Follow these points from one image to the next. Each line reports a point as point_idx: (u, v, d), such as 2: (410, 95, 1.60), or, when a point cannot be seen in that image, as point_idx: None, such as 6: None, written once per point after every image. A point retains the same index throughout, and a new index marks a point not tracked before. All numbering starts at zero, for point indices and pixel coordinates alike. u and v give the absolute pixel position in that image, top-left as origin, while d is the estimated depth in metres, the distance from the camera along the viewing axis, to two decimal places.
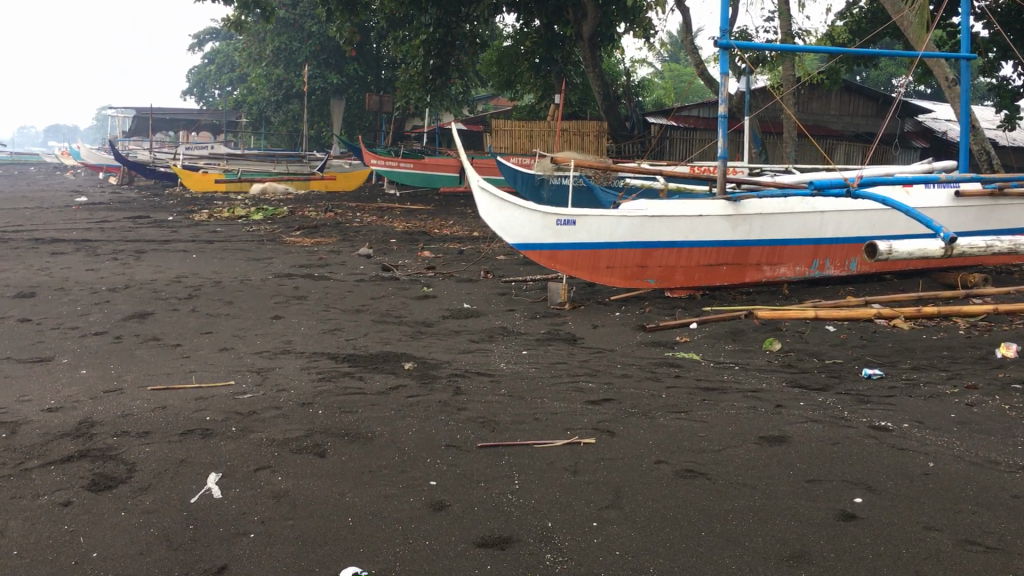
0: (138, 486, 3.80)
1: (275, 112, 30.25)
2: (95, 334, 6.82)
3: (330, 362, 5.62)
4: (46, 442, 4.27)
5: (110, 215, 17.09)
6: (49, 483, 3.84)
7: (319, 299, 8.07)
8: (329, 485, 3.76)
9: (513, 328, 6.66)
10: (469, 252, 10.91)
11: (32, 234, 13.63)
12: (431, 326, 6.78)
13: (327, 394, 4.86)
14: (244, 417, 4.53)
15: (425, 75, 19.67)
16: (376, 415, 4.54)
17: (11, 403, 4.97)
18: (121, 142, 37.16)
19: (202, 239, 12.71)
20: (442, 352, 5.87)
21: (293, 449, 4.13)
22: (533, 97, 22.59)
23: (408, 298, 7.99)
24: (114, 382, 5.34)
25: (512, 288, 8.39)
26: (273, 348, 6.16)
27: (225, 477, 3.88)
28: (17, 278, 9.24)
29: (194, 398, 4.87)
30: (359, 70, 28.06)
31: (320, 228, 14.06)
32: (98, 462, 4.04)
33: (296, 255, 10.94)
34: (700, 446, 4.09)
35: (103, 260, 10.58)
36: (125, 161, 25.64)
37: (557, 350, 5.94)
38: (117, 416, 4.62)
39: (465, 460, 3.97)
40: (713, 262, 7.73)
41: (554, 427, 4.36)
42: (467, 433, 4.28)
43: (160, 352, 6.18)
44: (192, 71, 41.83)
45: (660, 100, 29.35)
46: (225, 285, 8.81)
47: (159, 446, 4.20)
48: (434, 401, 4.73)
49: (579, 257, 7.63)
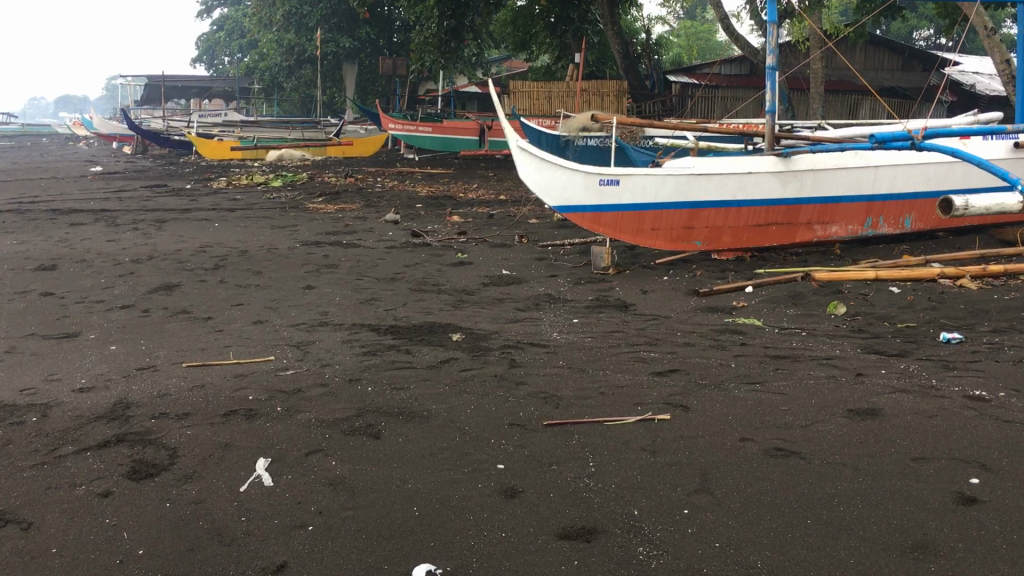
0: (182, 474, 3.52)
1: (287, 79, 29.77)
2: (122, 308, 6.54)
3: (373, 334, 5.32)
4: (81, 426, 4.00)
5: (126, 184, 16.81)
6: (88, 471, 3.57)
7: (351, 267, 7.76)
8: (390, 470, 3.48)
9: (560, 295, 6.34)
10: (500, 216, 10.57)
11: (49, 204, 13.39)
12: (473, 294, 6.46)
13: (375, 369, 4.56)
14: (289, 396, 4.24)
15: (440, 37, 19.23)
16: (429, 392, 4.24)
17: (40, 383, 4.70)
18: (133, 112, 36.79)
19: (223, 208, 12.42)
20: (488, 322, 5.56)
21: (345, 431, 3.84)
22: (549, 58, 22.11)
23: (444, 265, 7.67)
24: (147, 359, 5.06)
25: (551, 253, 8.06)
26: (310, 320, 5.86)
27: (274, 463, 3.59)
28: (37, 251, 8.97)
29: (233, 375, 4.59)
30: (371, 34, 27.48)
31: (342, 194, 13.73)
32: (137, 448, 3.76)
33: (321, 222, 10.64)
34: (786, 421, 3.75)
35: (124, 231, 10.32)
36: (139, 130, 25.36)
37: (609, 318, 5.62)
38: (154, 396, 4.34)
39: (532, 441, 3.68)
40: (762, 222, 7.33)
41: (623, 402, 4.05)
42: (531, 410, 3.99)
43: (191, 326, 5.89)
44: (201, 38, 41.30)
45: (678, 58, 28.77)
46: (252, 253, 8.51)
47: (201, 429, 3.92)
48: (489, 375, 4.43)
49: (623, 219, 7.29)
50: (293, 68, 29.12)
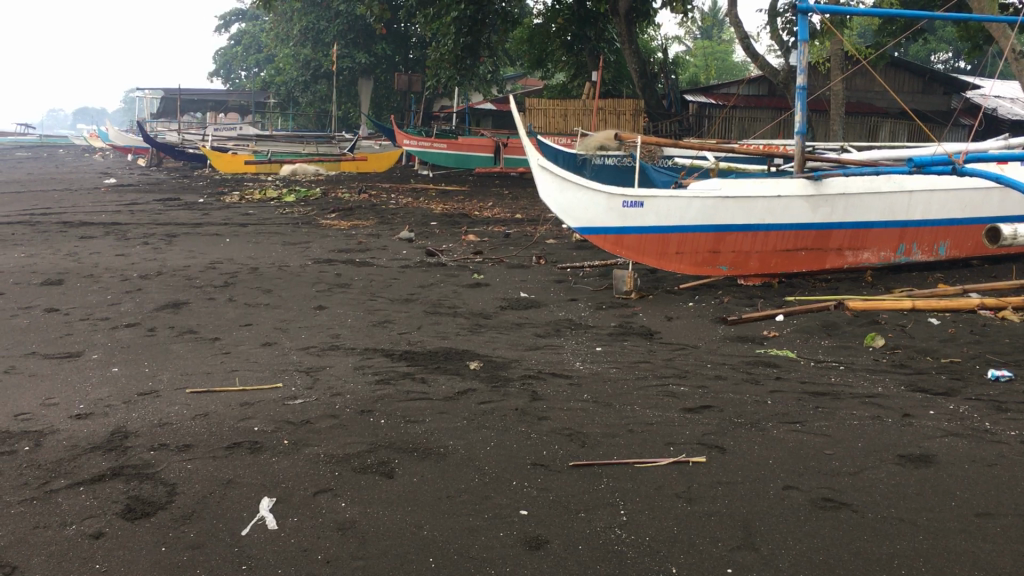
0: (180, 514, 3.26)
1: (303, 93, 29.73)
2: (127, 326, 6.30)
3: (386, 360, 5.07)
4: (75, 457, 3.75)
5: (139, 197, 16.64)
6: (79, 508, 3.32)
7: (363, 286, 7.52)
8: (404, 514, 3.23)
9: (581, 321, 6.07)
10: (516, 235, 10.32)
11: (61, 216, 13.25)
12: (490, 319, 6.20)
13: (388, 400, 4.28)
14: (297, 428, 3.99)
15: (456, 53, 19.08)
16: (446, 426, 3.98)
17: (37, 407, 4.46)
18: (150, 125, 36.83)
19: (235, 223, 12.22)
20: (507, 349, 5.30)
21: (355, 468, 3.59)
22: (565, 76, 21.90)
23: (460, 286, 7.43)
24: (149, 384, 4.80)
25: (570, 275, 7.80)
26: (321, 343, 5.61)
27: (279, 503, 3.34)
28: (44, 265, 8.76)
29: (238, 403, 4.34)
30: (387, 50, 27.40)
31: (356, 210, 13.52)
32: (133, 483, 3.51)
33: (334, 238, 10.42)
34: (832, 467, 3.48)
35: (135, 245, 10.13)
36: (155, 143, 25.29)
37: (634, 347, 5.35)
38: (154, 425, 4.08)
39: (557, 484, 3.42)
40: (792, 247, 7.04)
41: (654, 440, 3.79)
42: (556, 449, 3.72)
43: (198, 347, 5.66)
44: (218, 53, 41.36)
45: (695, 78, 28.53)
46: (263, 271, 8.28)
47: (202, 463, 3.66)
48: (510, 409, 4.17)
49: (646, 242, 7.01)
50: (309, 83, 29.05)
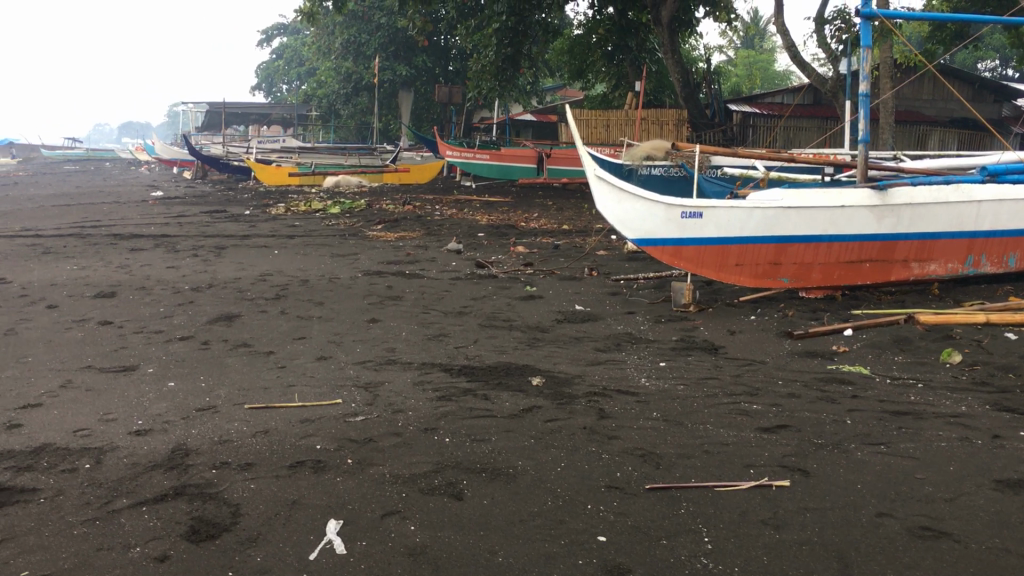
0: (245, 536, 3.16)
1: (344, 106, 29.86)
2: (181, 339, 6.26)
3: (445, 375, 4.95)
4: (136, 475, 3.67)
5: (187, 209, 16.78)
6: (143, 530, 3.23)
7: (415, 299, 7.43)
8: (476, 539, 3.10)
9: (641, 335, 5.92)
10: (565, 247, 10.17)
11: (111, 228, 13.35)
12: (547, 333, 6.06)
13: (452, 418, 4.17)
14: (360, 446, 3.88)
15: (497, 65, 19.02)
16: (514, 445, 3.84)
17: (96, 422, 4.40)
18: (194, 137, 37.28)
19: (283, 235, 12.22)
20: (568, 364, 5.15)
21: (423, 489, 3.47)
22: (607, 86, 21.72)
23: (513, 299, 7.30)
24: (206, 399, 4.72)
25: (624, 287, 7.64)
26: (377, 357, 5.51)
27: (347, 526, 3.23)
28: (96, 277, 8.79)
29: (298, 420, 4.24)
30: (427, 62, 27.45)
31: (402, 221, 13.47)
32: (196, 503, 3.41)
33: (382, 250, 10.36)
34: (925, 493, 3.31)
35: (184, 257, 10.15)
36: (200, 155, 25.56)
37: (698, 362, 5.18)
38: (214, 443, 4.00)
39: (635, 508, 3.27)
40: (855, 258, 6.82)
41: (732, 463, 3.64)
42: (631, 470, 3.58)
43: (252, 361, 5.59)
44: (260, 67, 41.79)
45: (738, 87, 28.19)
46: (313, 283, 8.23)
47: (266, 483, 3.57)
48: (578, 427, 4.03)
49: (705, 253, 6.84)
50: (350, 95, 29.22)
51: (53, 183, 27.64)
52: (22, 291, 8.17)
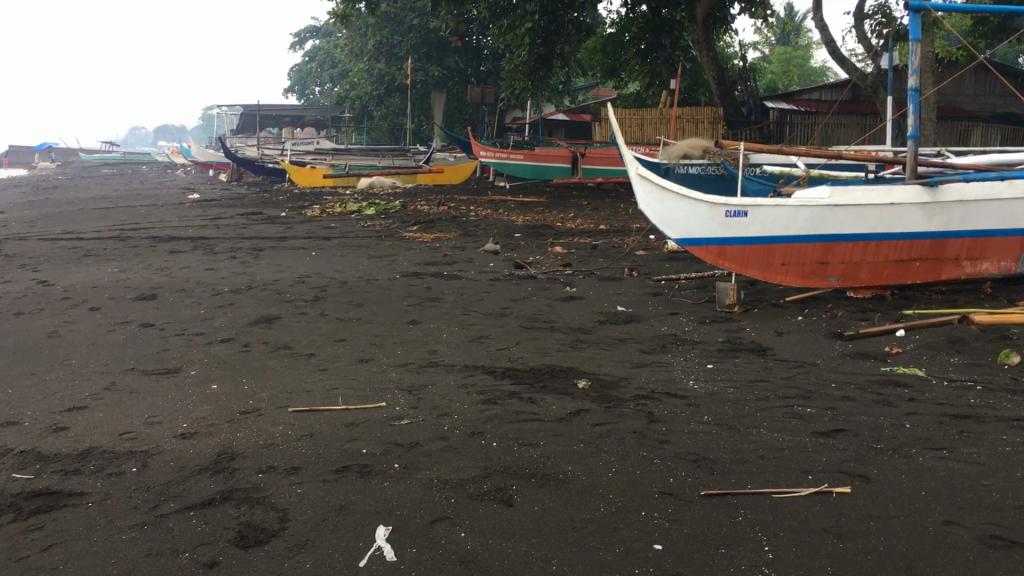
0: (294, 542, 3.12)
1: (377, 107, 30.04)
2: (222, 342, 6.25)
3: (489, 378, 4.89)
4: (183, 479, 3.65)
5: (223, 211, 16.89)
6: (191, 535, 3.20)
7: (454, 300, 7.37)
8: (528, 547, 3.03)
9: (687, 337, 5.81)
10: (604, 247, 10.07)
11: (149, 231, 13.45)
12: (590, 334, 5.98)
13: (498, 421, 4.10)
14: (406, 450, 3.82)
15: (530, 64, 18.94)
16: (563, 450, 3.77)
17: (141, 425, 4.39)
18: (228, 140, 37.59)
19: (319, 236, 12.24)
20: (614, 366, 5.07)
21: (472, 495, 3.40)
22: (640, 85, 21.56)
23: (553, 300, 7.22)
24: (250, 402, 4.69)
25: (666, 288, 7.54)
26: (419, 360, 5.45)
27: (396, 531, 3.17)
28: (137, 280, 8.83)
29: (343, 423, 4.20)
30: (459, 62, 27.42)
31: (437, 222, 13.42)
32: (244, 508, 3.37)
33: (419, 252, 10.33)
34: (994, 500, 3.19)
35: (222, 259, 10.17)
36: (235, 158, 25.74)
37: (747, 365, 5.07)
38: (260, 446, 3.96)
39: (690, 515, 3.18)
40: (905, 257, 6.66)
41: (789, 469, 3.54)
42: (684, 476, 3.49)
43: (294, 364, 5.56)
44: (293, 70, 42.07)
45: (773, 84, 27.86)
46: (352, 285, 8.20)
47: (313, 487, 3.52)
48: (628, 432, 3.94)
49: (750, 253, 6.74)
50: (383, 96, 29.32)
51: (92, 187, 27.98)
52: (64, 294, 8.23)
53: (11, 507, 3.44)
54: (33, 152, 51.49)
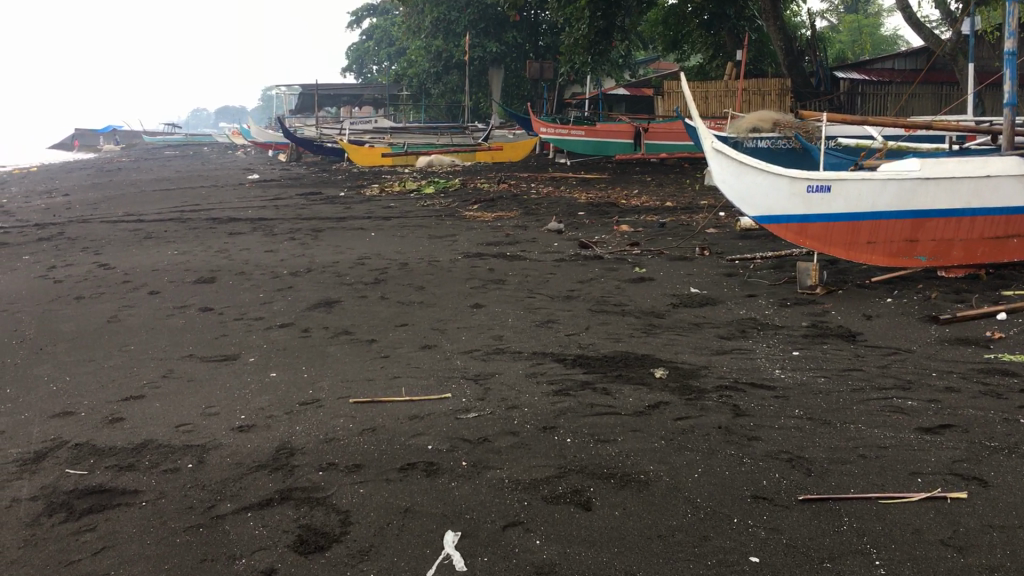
0: (357, 549, 2.89)
1: (435, 85, 29.89)
2: (281, 326, 6.09)
3: (559, 366, 4.62)
4: (240, 477, 3.46)
5: (283, 191, 16.89)
6: (248, 539, 3.00)
7: (519, 282, 7.10)
8: (611, 557, 2.76)
9: (768, 321, 5.46)
10: (672, 225, 9.71)
11: (210, 212, 13.43)
12: (663, 318, 5.66)
13: (571, 415, 3.83)
14: (474, 447, 3.58)
15: (589, 38, 18.49)
16: (641, 447, 3.48)
17: (198, 417, 4.22)
18: (288, 120, 37.76)
19: (379, 216, 12.06)
20: (691, 354, 4.75)
21: (546, 497, 3.15)
22: (703, 57, 20.93)
23: (622, 281, 6.92)
24: (310, 392, 4.50)
25: (741, 268, 7.18)
26: (484, 346, 5.21)
27: (465, 538, 2.93)
28: (197, 262, 8.74)
29: (406, 416, 3.97)
30: (518, 38, 26.99)
31: (497, 201, 13.16)
32: (304, 509, 3.16)
33: (480, 231, 10.08)
34: None
35: (282, 240, 10.06)
36: (294, 138, 25.78)
37: (836, 352, 4.71)
38: (320, 441, 3.76)
39: (789, 524, 2.88)
40: (1000, 234, 6.23)
41: (894, 471, 3.21)
42: (779, 477, 3.18)
43: (355, 350, 5.36)
44: (351, 49, 42.07)
45: (843, 54, 26.85)
46: (413, 266, 7.99)
47: (376, 487, 3.30)
48: (712, 427, 3.64)
49: (834, 231, 6.34)
50: (441, 74, 29.16)
51: (156, 168, 28.32)
52: (124, 277, 8.16)
53: (63, 506, 3.30)
54: (99, 135, 52.34)
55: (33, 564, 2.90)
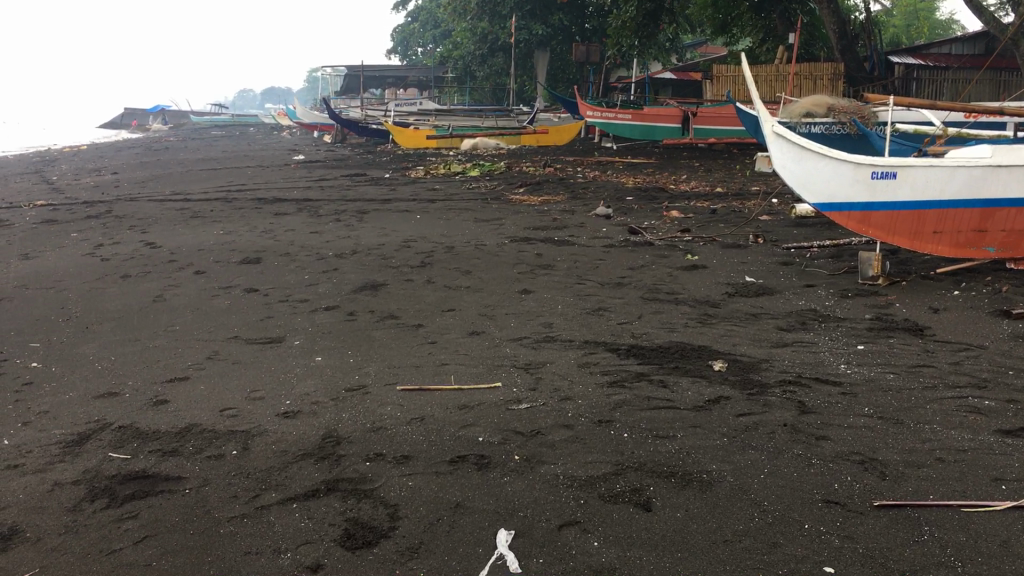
0: (406, 546, 2.77)
1: (480, 67, 29.77)
2: (327, 309, 6.00)
3: (613, 356, 4.46)
4: (286, 466, 3.35)
5: (328, 172, 16.87)
6: (294, 531, 2.89)
7: (568, 268, 6.94)
8: (674, 563, 2.61)
9: (829, 312, 5.25)
10: (724, 211, 9.46)
11: (256, 193, 13.41)
12: (719, 308, 5.47)
13: (628, 408, 3.67)
14: (527, 440, 3.44)
15: (637, 20, 18.17)
16: (703, 445, 3.31)
17: (243, 401, 4.13)
18: (334, 102, 37.85)
19: (423, 199, 11.94)
20: (750, 346, 4.56)
21: (604, 496, 3.00)
22: (753, 41, 20.48)
23: (675, 269, 6.73)
24: (356, 377, 4.40)
25: (798, 257, 6.94)
26: (535, 334, 5.06)
27: (519, 538, 2.79)
28: (242, 242, 8.70)
29: (456, 406, 3.84)
30: (564, 20, 26.67)
31: (544, 184, 12.97)
32: (351, 502, 3.05)
33: (527, 215, 9.92)
34: None
35: (327, 221, 9.99)
36: (339, 119, 25.78)
37: (904, 347, 4.49)
38: (367, 430, 3.64)
39: (864, 532, 2.70)
40: None
41: (976, 476, 3.01)
42: (851, 481, 3.00)
43: (401, 335, 5.24)
44: (396, 30, 42.03)
45: (897, 39, 26.12)
46: (459, 250, 7.86)
47: (425, 480, 3.18)
48: (778, 424, 3.46)
49: (898, 220, 6.10)
50: (485, 56, 29.24)
51: (202, 148, 28.48)
52: (170, 256, 8.14)
53: (105, 492, 3.22)
54: (149, 115, 53.00)
55: (74, 553, 2.82)
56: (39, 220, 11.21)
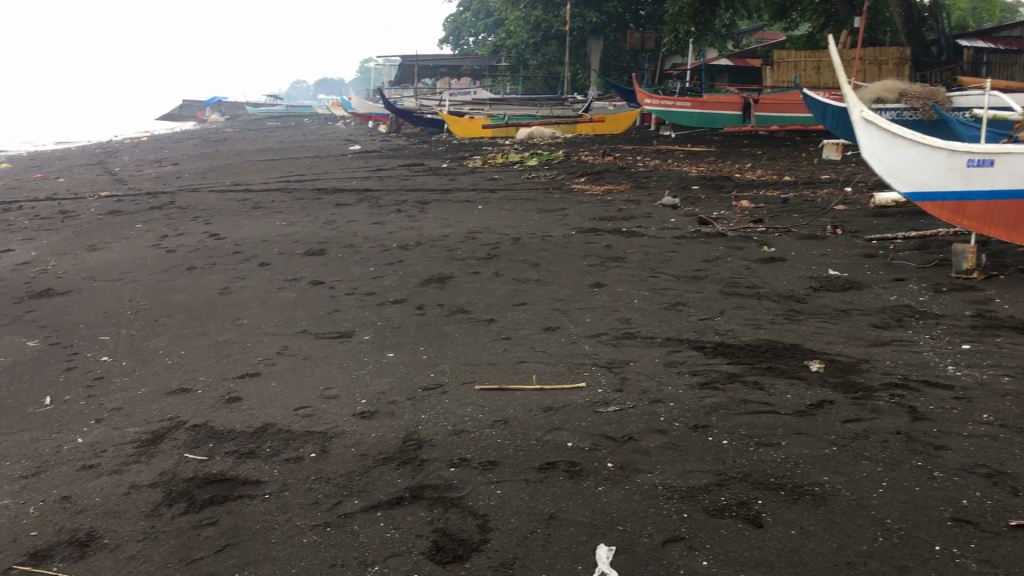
0: (499, 561, 2.59)
1: (533, 56, 29.52)
2: (395, 302, 5.86)
3: (700, 355, 4.24)
4: (366, 471, 3.20)
5: (385, 162, 16.80)
6: (380, 543, 2.73)
7: (640, 261, 6.71)
8: None
9: (925, 308, 4.96)
10: (797, 201, 9.12)
11: (314, 183, 13.36)
12: (806, 303, 5.20)
13: (724, 413, 3.46)
14: (620, 446, 3.24)
15: (695, 7, 17.76)
16: (811, 454, 3.09)
17: (316, 400, 3.99)
18: (388, 93, 37.93)
19: (483, 188, 11.76)
20: (846, 344, 4.31)
21: (710, 510, 2.79)
22: (814, 26, 19.92)
23: (753, 261, 6.46)
24: (432, 375, 4.24)
25: (883, 249, 6.62)
26: (614, 330, 4.85)
27: (620, 554, 2.60)
28: (304, 233, 8.61)
29: (540, 408, 3.66)
30: (619, 7, 26.27)
31: (605, 174, 12.71)
32: (438, 511, 2.89)
33: (592, 205, 9.69)
34: None
35: (388, 212, 9.87)
36: (394, 109, 25.75)
37: (1014, 346, 4.20)
38: (449, 433, 3.48)
39: (1003, 555, 2.45)
40: None
41: None
42: (981, 497, 2.75)
43: (473, 331, 5.07)
44: (448, 20, 42.00)
45: (964, 21, 25.22)
46: (526, 241, 7.68)
47: (514, 489, 3.00)
48: (890, 432, 3.22)
49: (996, 210, 5.71)
50: (539, 45, 28.94)
51: (261, 139, 28.70)
52: (235, 248, 8.08)
53: (183, 496, 3.10)
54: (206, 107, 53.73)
55: (153, 562, 2.70)
56: (104, 212, 11.28)
